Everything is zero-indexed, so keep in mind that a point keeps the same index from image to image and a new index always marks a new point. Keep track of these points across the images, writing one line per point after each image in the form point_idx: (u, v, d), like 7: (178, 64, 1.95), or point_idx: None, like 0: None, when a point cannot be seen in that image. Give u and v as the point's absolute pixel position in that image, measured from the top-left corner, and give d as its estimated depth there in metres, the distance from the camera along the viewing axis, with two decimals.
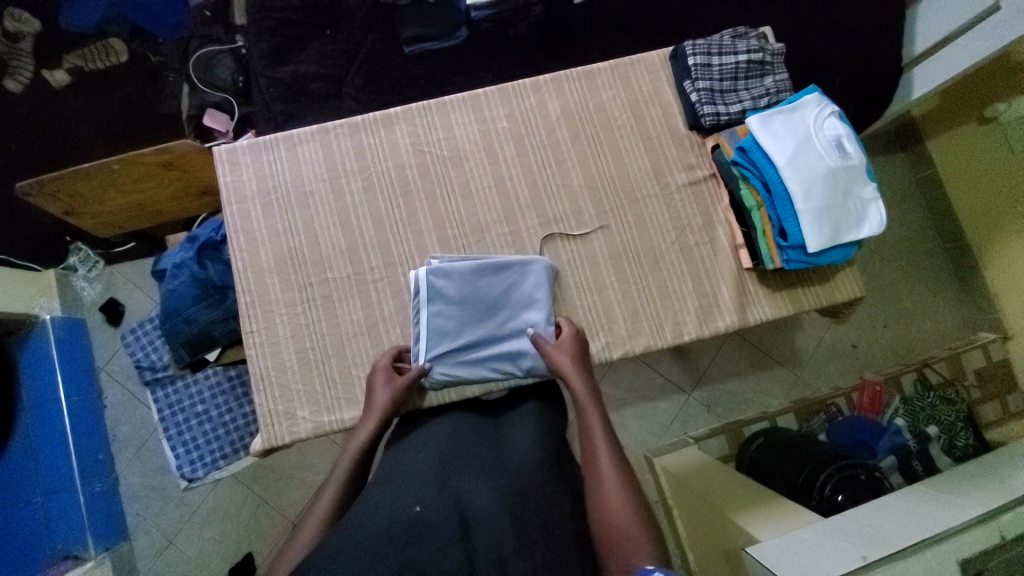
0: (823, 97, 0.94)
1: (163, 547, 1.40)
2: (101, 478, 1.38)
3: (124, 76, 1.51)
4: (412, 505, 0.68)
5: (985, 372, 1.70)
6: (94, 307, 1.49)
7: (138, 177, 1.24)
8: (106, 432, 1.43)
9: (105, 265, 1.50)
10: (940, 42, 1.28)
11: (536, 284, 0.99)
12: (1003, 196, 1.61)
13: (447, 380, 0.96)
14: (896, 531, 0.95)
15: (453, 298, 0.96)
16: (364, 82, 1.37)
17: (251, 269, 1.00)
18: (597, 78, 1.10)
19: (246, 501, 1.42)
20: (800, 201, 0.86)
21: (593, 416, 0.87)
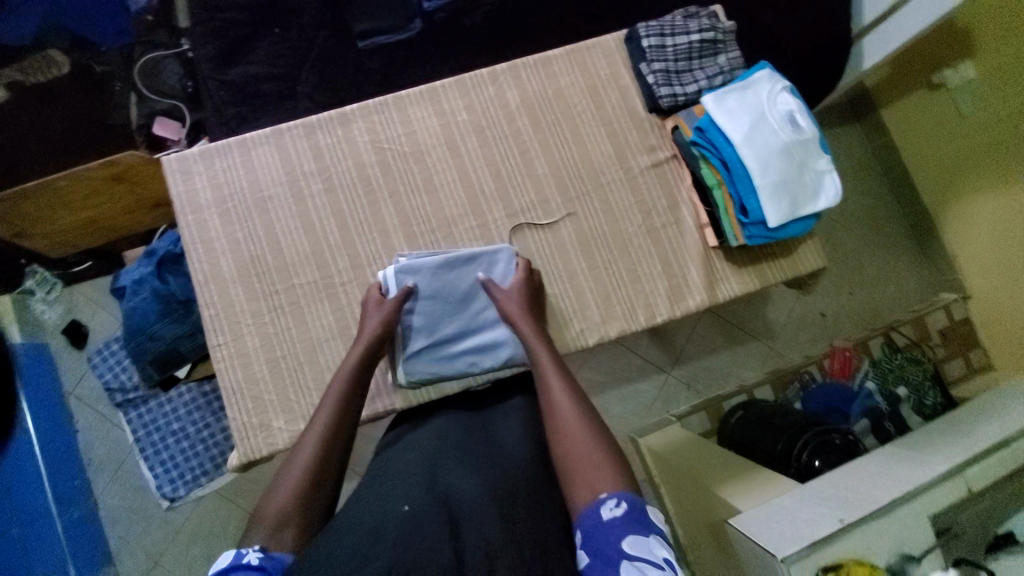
0: (775, 73, 0.95)
1: (150, 569, 1.37)
2: (79, 503, 1.33)
3: (69, 89, 1.39)
4: (402, 505, 0.67)
5: (949, 331, 1.77)
6: (56, 330, 1.44)
7: (88, 194, 1.20)
8: (81, 456, 1.39)
9: (64, 286, 1.45)
10: (888, 11, 1.32)
11: (505, 270, 0.99)
12: (956, 156, 1.69)
13: (425, 377, 0.96)
14: (869, 491, 0.98)
15: (424, 293, 0.95)
16: (319, 81, 1.34)
17: (213, 281, 0.98)
18: (554, 64, 1.09)
19: (231, 517, 1.39)
20: (758, 176, 0.87)
21: (552, 377, 0.85)
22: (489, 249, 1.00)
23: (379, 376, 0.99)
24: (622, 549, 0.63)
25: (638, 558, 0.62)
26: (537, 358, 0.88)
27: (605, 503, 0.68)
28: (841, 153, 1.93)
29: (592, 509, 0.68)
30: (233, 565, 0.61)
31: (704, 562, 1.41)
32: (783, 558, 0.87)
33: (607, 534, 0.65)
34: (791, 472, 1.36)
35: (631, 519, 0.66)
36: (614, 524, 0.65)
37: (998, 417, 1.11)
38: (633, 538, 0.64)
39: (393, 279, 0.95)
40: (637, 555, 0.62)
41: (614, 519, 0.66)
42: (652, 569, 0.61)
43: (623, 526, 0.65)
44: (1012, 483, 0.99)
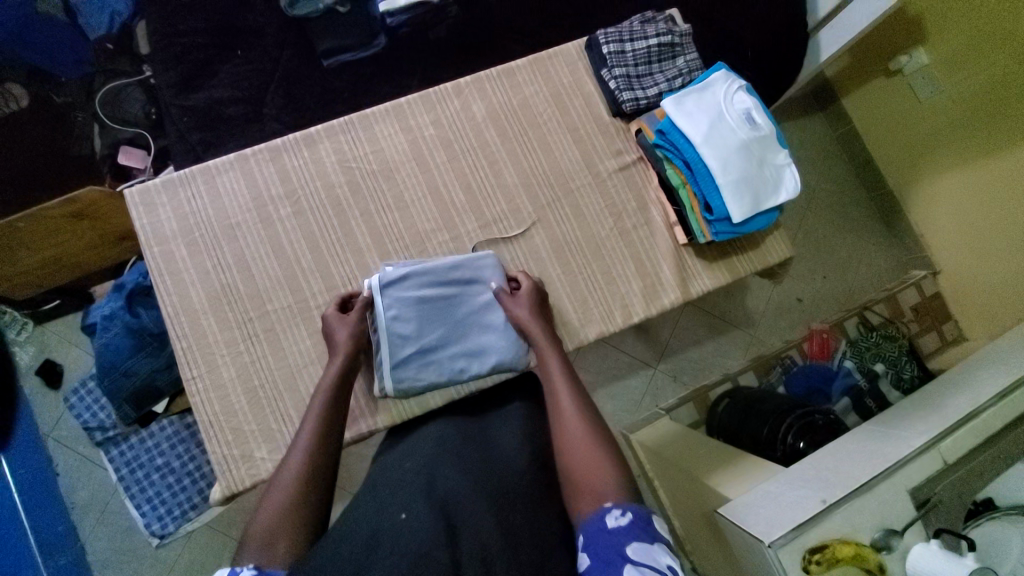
0: (730, 73, 0.97)
1: None
2: (65, 549, 1.30)
3: (27, 122, 1.38)
4: (398, 512, 0.69)
5: (921, 306, 1.83)
6: (30, 372, 1.42)
7: (45, 234, 1.18)
8: (63, 501, 1.37)
9: (35, 324, 1.43)
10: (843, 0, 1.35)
11: (489, 276, 1.00)
12: (919, 137, 1.74)
13: (413, 385, 0.95)
14: (849, 470, 1.01)
15: (411, 301, 0.95)
16: (285, 102, 1.33)
17: (184, 312, 0.97)
18: (517, 75, 1.10)
19: (225, 547, 1.39)
20: (719, 174, 0.89)
21: (557, 368, 0.89)
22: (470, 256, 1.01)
23: (361, 396, 0.98)
24: (625, 554, 0.63)
25: (643, 564, 0.62)
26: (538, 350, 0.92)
27: (609, 511, 0.69)
28: (807, 141, 1.98)
29: (598, 515, 0.69)
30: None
31: (699, 553, 1.43)
32: (771, 544, 0.88)
33: (610, 540, 0.66)
34: (777, 453, 1.37)
35: (636, 528, 0.66)
36: (619, 532, 0.66)
37: (969, 389, 1.14)
38: (638, 546, 0.64)
39: (378, 288, 0.94)
40: (640, 560, 0.63)
41: (620, 527, 0.66)
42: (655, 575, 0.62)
43: (627, 534, 0.65)
44: (987, 451, 1.00)
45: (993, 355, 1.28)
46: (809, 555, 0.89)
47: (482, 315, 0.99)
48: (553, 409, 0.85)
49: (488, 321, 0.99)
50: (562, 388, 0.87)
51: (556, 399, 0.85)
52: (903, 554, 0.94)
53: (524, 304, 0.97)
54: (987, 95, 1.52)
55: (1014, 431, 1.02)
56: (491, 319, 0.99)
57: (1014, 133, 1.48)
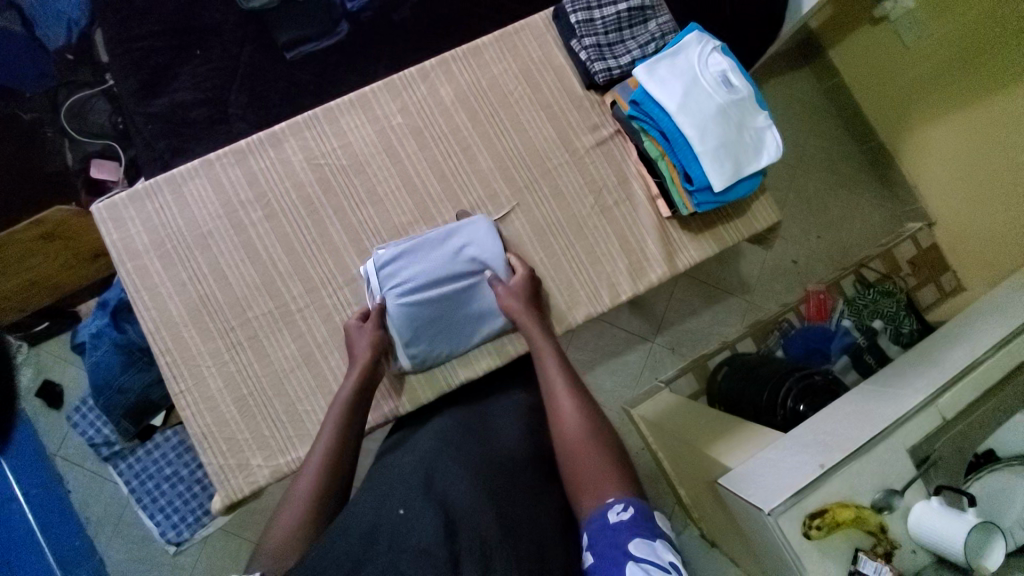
0: (703, 34, 0.92)
1: None
2: (85, 563, 1.34)
3: None
4: (398, 508, 0.69)
5: (918, 259, 1.82)
6: (29, 393, 1.42)
7: (20, 258, 1.16)
8: (78, 517, 1.38)
9: (30, 346, 1.42)
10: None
11: (485, 239, 0.97)
12: (908, 88, 1.70)
13: (427, 360, 0.95)
14: (847, 432, 1.00)
15: (408, 278, 0.93)
16: (250, 100, 1.29)
17: (164, 327, 0.95)
18: (484, 53, 1.05)
19: (240, 550, 1.39)
20: (698, 143, 0.85)
21: (549, 358, 0.89)
22: (463, 224, 0.98)
23: None
24: (628, 552, 0.62)
25: (642, 560, 0.60)
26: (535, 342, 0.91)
27: (612, 507, 0.68)
28: (793, 98, 1.94)
29: (600, 512, 0.69)
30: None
31: (707, 519, 1.45)
32: (770, 512, 0.88)
33: (611, 534, 0.65)
34: (777, 419, 1.36)
35: (638, 522, 0.65)
36: (620, 529, 0.65)
37: (964, 342, 1.13)
38: (639, 542, 0.63)
39: (374, 272, 0.94)
40: (643, 557, 0.61)
41: (621, 523, 0.66)
42: (659, 571, 0.60)
43: (629, 529, 0.64)
44: (987, 402, 1.00)
45: (988, 305, 1.26)
46: (808, 520, 0.89)
47: (485, 279, 0.96)
48: (553, 413, 0.83)
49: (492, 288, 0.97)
50: (552, 378, 0.86)
51: (555, 404, 0.83)
52: (904, 513, 0.94)
53: (516, 294, 0.94)
54: (976, 36, 1.46)
55: (1012, 381, 1.02)
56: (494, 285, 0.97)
57: (1003, 74, 1.44)
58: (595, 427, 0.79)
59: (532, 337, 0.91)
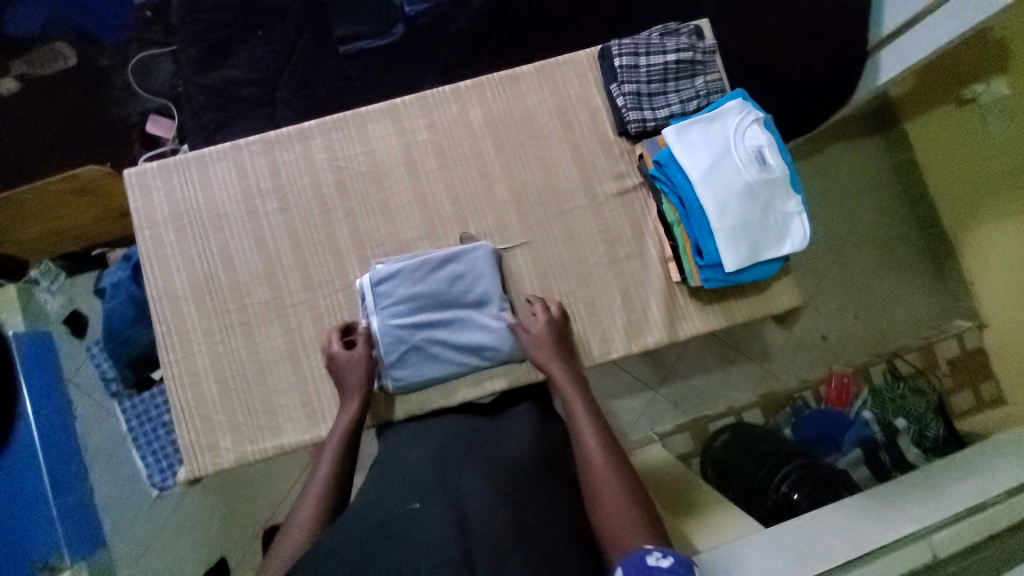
0: (747, 103, 0.87)
1: (139, 555, 1.47)
2: (76, 488, 1.44)
3: (71, 81, 1.48)
4: (411, 502, 0.68)
5: (959, 360, 1.70)
6: (58, 319, 1.52)
7: (52, 205, 1.22)
8: (77, 445, 1.48)
9: (67, 276, 1.51)
10: (912, 19, 1.25)
11: (484, 268, 0.96)
12: (983, 180, 1.56)
13: (410, 383, 0.94)
14: (824, 546, 0.93)
15: (400, 298, 0.93)
16: (297, 87, 1.32)
17: (166, 297, 0.99)
18: (522, 82, 1.03)
19: (217, 510, 1.50)
20: (715, 218, 0.81)
21: (574, 395, 0.88)
22: (464, 249, 0.96)
23: (326, 399, 0.97)
24: None
25: None
26: (555, 380, 0.90)
27: (651, 551, 0.65)
28: (859, 166, 1.84)
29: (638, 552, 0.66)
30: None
31: None
32: None
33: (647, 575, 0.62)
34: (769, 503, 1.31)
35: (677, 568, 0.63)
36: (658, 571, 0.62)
37: (977, 478, 1.02)
38: None
39: (369, 287, 0.94)
40: None
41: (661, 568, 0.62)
42: None
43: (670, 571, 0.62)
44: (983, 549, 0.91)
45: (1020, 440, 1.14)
46: None
47: (478, 307, 0.95)
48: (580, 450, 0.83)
49: (483, 319, 0.95)
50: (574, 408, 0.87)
51: (580, 441, 0.83)
52: None
53: (546, 332, 0.93)
54: None
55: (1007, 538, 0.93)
56: (486, 316, 0.95)
57: None
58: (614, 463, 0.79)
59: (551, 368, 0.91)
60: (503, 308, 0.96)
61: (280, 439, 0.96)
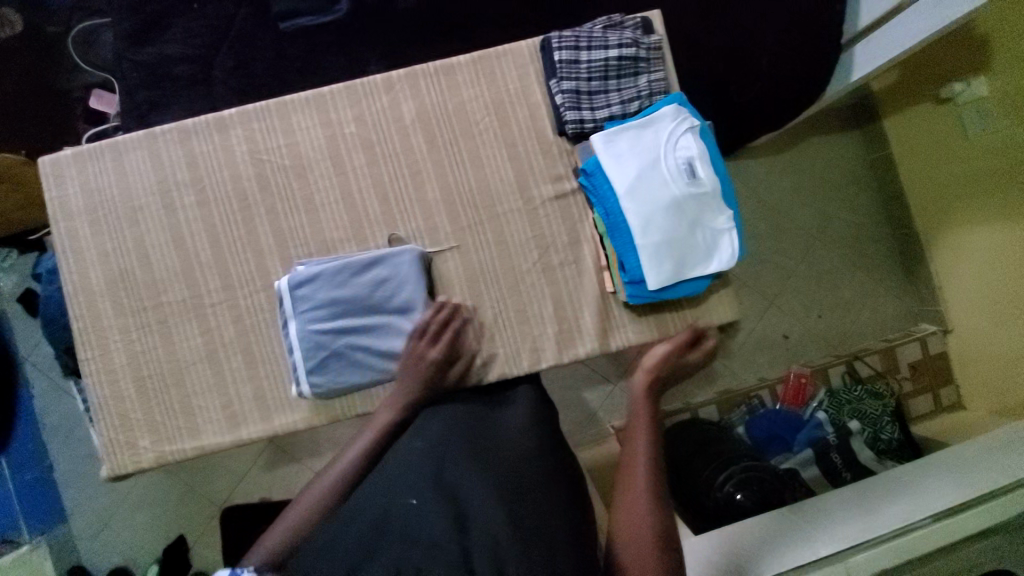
0: (682, 110, 0.87)
1: (101, 528, 1.46)
2: (35, 464, 1.45)
3: (17, 49, 1.38)
4: (409, 497, 0.70)
5: (921, 364, 1.67)
6: (12, 297, 1.48)
7: None
8: (36, 421, 1.47)
9: (18, 255, 1.47)
10: (889, 11, 1.19)
11: (409, 274, 0.91)
12: (955, 183, 1.51)
13: (331, 391, 0.90)
14: (788, 542, 0.98)
15: (320, 303, 0.89)
16: (236, 66, 1.24)
17: (82, 292, 0.95)
18: (457, 73, 0.97)
19: (173, 487, 1.48)
20: (638, 235, 0.82)
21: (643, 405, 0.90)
22: (389, 253, 0.92)
23: (246, 402, 0.94)
24: None
25: None
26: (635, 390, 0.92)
27: None
28: (835, 162, 1.78)
29: None
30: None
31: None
32: None
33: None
34: (710, 501, 1.35)
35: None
36: None
37: (905, 501, 1.00)
38: None
39: (289, 289, 0.89)
40: None
41: None
42: None
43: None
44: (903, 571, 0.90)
45: (950, 457, 1.11)
46: None
47: (403, 314, 0.91)
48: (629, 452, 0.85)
49: (407, 327, 0.91)
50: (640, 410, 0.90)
51: (631, 446, 0.86)
52: None
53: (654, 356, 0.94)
54: None
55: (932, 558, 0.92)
56: (411, 324, 0.91)
57: None
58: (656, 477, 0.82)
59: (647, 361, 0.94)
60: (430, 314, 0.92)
61: (200, 441, 0.93)
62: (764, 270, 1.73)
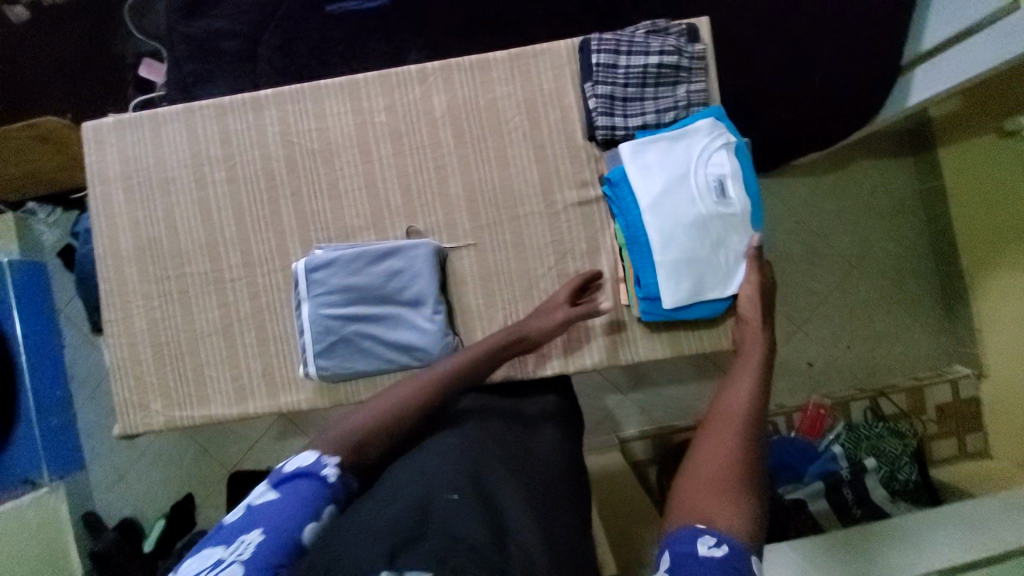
0: (717, 126, 0.88)
1: (116, 479, 1.53)
2: (60, 412, 1.49)
3: (77, 13, 1.43)
4: (450, 491, 0.62)
5: (948, 407, 1.60)
6: (53, 251, 1.54)
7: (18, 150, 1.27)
8: (64, 371, 1.53)
9: (64, 211, 1.53)
10: (957, 34, 1.10)
11: (424, 268, 0.91)
12: (1011, 220, 1.41)
13: (337, 375, 0.91)
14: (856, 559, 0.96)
15: (334, 288, 0.90)
16: (279, 45, 1.24)
17: (112, 257, 0.99)
18: (491, 69, 0.96)
19: (187, 447, 1.54)
20: (658, 250, 0.85)
21: (751, 363, 0.82)
22: (405, 245, 0.92)
23: (255, 377, 0.97)
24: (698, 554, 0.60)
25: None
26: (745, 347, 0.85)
27: (704, 535, 0.62)
28: (882, 187, 1.70)
29: (688, 534, 0.62)
30: (314, 468, 0.64)
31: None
32: None
33: (698, 567, 0.59)
34: None
35: (730, 565, 0.60)
36: (709, 561, 0.59)
37: (913, 553, 0.96)
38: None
39: (306, 272, 0.90)
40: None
41: (711, 558, 0.60)
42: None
43: (719, 569, 0.59)
44: None
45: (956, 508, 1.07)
46: None
47: (413, 307, 0.92)
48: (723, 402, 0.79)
49: (416, 320, 0.91)
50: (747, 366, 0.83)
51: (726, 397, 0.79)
52: None
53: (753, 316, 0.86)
54: None
55: None
56: (420, 318, 0.91)
57: None
58: (748, 440, 0.72)
59: (745, 335, 0.86)
60: (440, 309, 0.92)
61: (208, 410, 0.96)
62: (795, 294, 1.67)
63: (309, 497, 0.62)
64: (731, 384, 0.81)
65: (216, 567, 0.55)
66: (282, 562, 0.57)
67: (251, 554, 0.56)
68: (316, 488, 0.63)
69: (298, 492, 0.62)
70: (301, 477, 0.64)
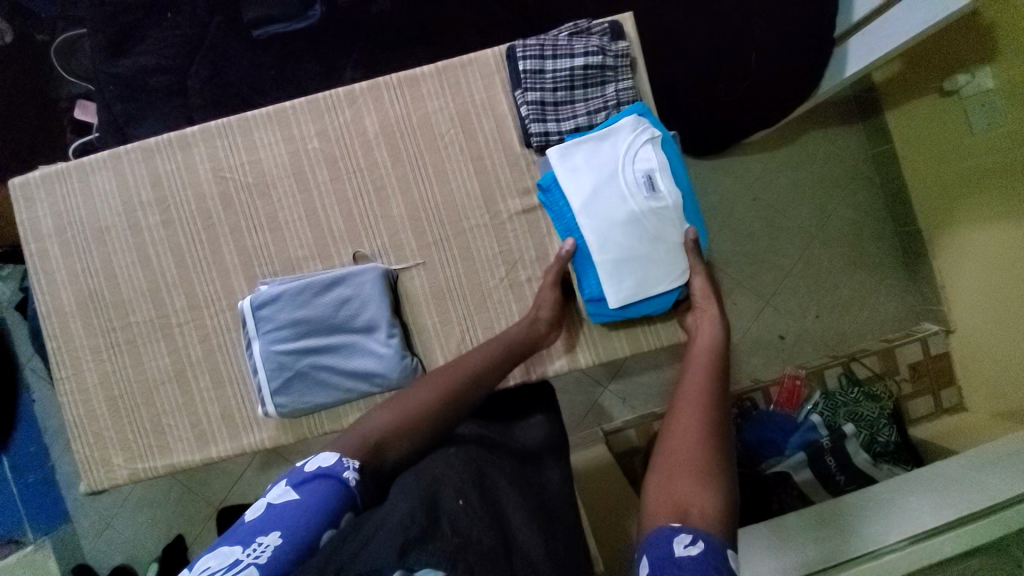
0: (643, 121, 0.89)
1: (102, 529, 1.49)
2: (37, 467, 1.48)
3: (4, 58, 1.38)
4: (456, 497, 0.66)
5: (920, 366, 1.61)
6: (11, 306, 1.50)
7: None
8: (39, 426, 1.49)
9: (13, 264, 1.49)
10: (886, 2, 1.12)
11: (373, 293, 0.90)
12: (958, 178, 1.43)
13: (298, 411, 0.90)
14: (833, 537, 0.97)
15: (282, 323, 0.88)
16: (209, 75, 1.21)
17: (55, 313, 0.96)
18: (421, 85, 0.95)
19: (170, 488, 1.51)
20: (596, 251, 0.86)
21: (705, 348, 0.84)
22: (353, 272, 0.91)
23: (214, 421, 0.95)
24: (671, 554, 0.60)
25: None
26: (697, 331, 0.87)
27: (679, 534, 0.62)
28: (835, 156, 1.71)
29: (664, 538, 0.62)
30: (333, 470, 0.69)
31: None
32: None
33: (677, 569, 0.59)
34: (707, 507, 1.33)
35: (708, 561, 0.60)
36: (687, 562, 0.59)
37: (888, 521, 0.97)
38: None
39: (253, 309, 0.88)
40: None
41: (689, 558, 0.60)
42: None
43: (697, 568, 0.59)
44: None
45: (925, 475, 1.09)
46: None
47: (367, 334, 0.90)
48: (682, 390, 0.80)
49: (371, 347, 0.90)
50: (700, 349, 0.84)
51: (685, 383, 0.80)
52: None
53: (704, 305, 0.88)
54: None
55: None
56: (374, 344, 0.90)
57: None
58: (711, 427, 0.73)
59: (698, 322, 0.87)
60: (394, 334, 0.90)
61: (173, 460, 0.94)
62: (762, 270, 1.68)
63: (329, 497, 0.67)
64: (690, 369, 0.82)
65: (235, 567, 0.59)
66: (298, 564, 0.62)
67: (269, 556, 0.60)
68: (334, 489, 0.67)
69: (317, 493, 0.66)
70: (320, 478, 0.68)
